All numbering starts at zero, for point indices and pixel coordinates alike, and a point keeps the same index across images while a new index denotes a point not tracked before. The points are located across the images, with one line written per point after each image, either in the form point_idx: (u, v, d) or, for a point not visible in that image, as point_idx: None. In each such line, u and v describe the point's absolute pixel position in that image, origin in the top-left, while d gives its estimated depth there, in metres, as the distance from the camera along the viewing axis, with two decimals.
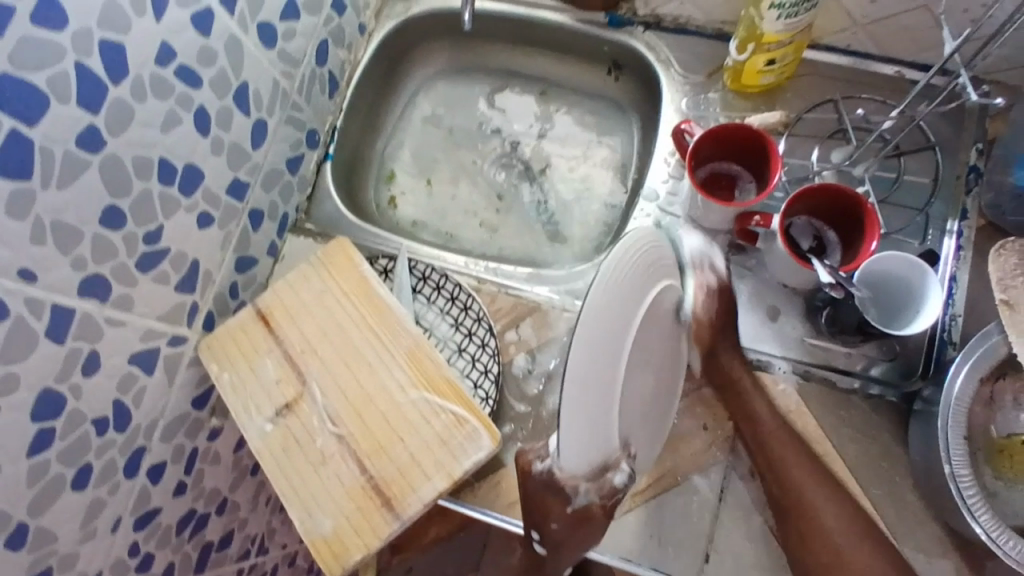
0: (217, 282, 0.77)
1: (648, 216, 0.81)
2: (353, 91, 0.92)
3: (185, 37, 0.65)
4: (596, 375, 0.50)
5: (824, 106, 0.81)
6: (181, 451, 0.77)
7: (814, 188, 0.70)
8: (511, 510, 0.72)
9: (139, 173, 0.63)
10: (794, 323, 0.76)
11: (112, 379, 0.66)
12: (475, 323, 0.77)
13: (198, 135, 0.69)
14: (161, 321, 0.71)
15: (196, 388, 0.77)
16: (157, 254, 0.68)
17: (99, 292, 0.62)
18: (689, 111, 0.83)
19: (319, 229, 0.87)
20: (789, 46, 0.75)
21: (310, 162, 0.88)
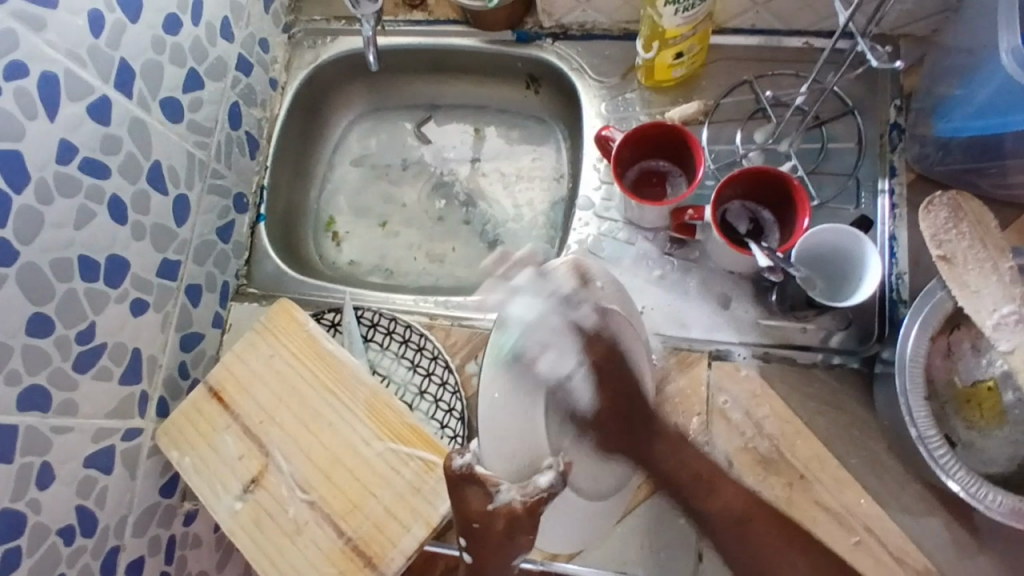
0: (164, 365, 0.75)
1: (586, 225, 0.80)
2: (275, 147, 0.91)
3: (85, 129, 0.63)
4: (513, 395, 0.59)
5: (740, 88, 0.82)
6: (158, 543, 0.75)
7: (739, 174, 0.71)
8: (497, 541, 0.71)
9: (60, 275, 0.62)
10: (747, 307, 0.76)
11: (70, 486, 0.64)
12: (432, 362, 0.76)
13: (116, 224, 0.67)
14: (111, 418, 0.69)
15: (162, 475, 0.75)
16: (95, 351, 0.66)
17: (40, 402, 0.61)
18: (610, 114, 0.83)
19: (262, 292, 0.86)
20: (692, 38, 0.76)
21: (243, 226, 0.86)
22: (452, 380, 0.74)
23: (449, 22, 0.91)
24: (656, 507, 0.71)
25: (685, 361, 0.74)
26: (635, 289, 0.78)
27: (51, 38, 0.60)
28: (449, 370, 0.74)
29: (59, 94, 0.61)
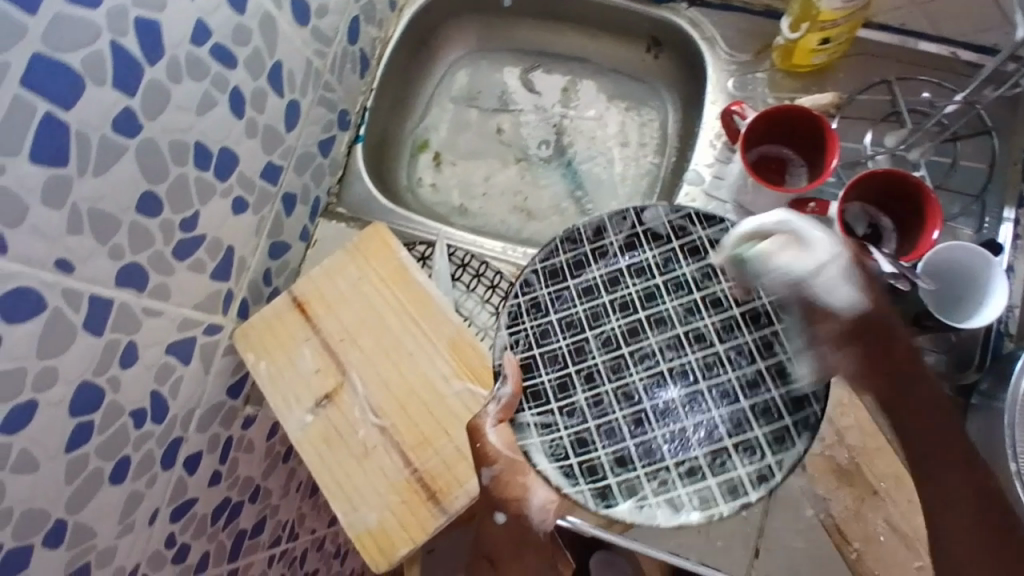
0: (252, 268, 0.74)
1: (693, 201, 0.78)
2: (383, 70, 0.89)
3: (223, 13, 0.61)
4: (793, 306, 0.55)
5: (876, 88, 0.78)
6: (217, 441, 0.76)
7: (876, 173, 0.68)
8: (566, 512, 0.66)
9: (175, 158, 0.60)
10: None
11: (150, 370, 0.64)
12: (609, 336, 0.64)
13: (233, 118, 0.65)
14: (197, 311, 0.68)
15: (232, 376, 0.75)
16: (194, 242, 0.65)
17: (136, 281, 0.60)
18: (735, 91, 0.80)
19: (350, 213, 0.85)
20: (845, 25, 0.72)
21: (342, 144, 0.85)
22: (634, 380, 0.63)
23: None
24: None
25: None
26: None
27: None
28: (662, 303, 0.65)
29: None
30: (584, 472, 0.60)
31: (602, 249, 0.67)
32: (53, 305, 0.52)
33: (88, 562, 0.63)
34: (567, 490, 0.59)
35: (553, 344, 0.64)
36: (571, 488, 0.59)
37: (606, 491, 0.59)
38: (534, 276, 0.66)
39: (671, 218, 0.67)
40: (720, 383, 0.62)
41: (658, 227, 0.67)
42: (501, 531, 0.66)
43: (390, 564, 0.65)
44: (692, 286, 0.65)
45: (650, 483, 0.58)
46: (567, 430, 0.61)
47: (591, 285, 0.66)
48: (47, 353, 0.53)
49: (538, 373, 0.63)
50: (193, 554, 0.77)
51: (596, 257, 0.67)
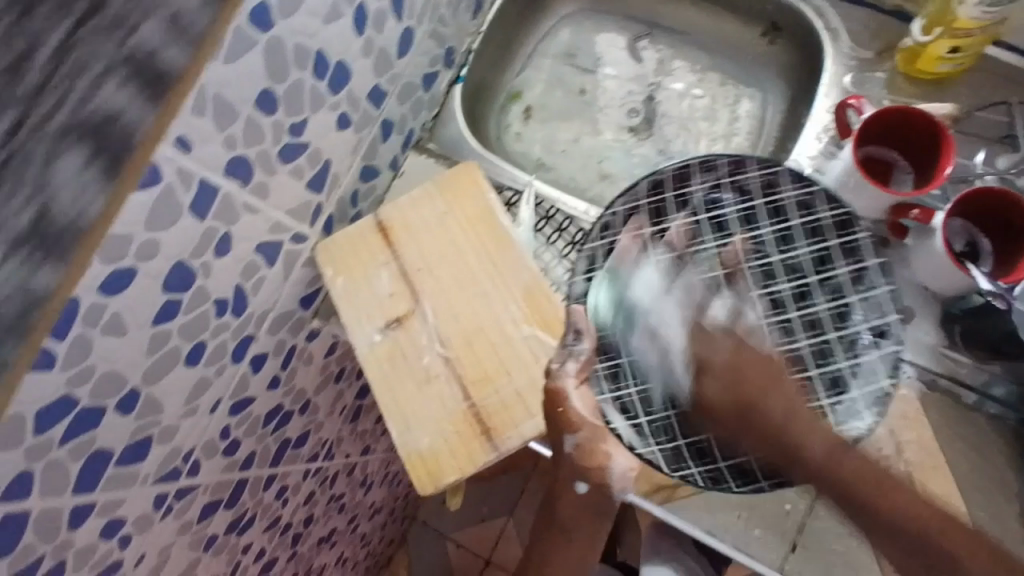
0: (342, 186, 0.75)
1: None
2: (494, 15, 0.89)
3: None
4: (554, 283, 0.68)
5: (996, 107, 0.76)
6: (282, 347, 0.78)
7: (990, 190, 0.66)
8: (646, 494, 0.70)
9: (297, 61, 0.61)
10: (927, 329, 0.72)
11: (238, 264, 0.66)
12: (785, 322, 0.68)
13: (353, 33, 0.66)
14: (289, 216, 0.70)
15: (306, 287, 0.77)
16: (298, 148, 0.66)
17: (241, 174, 0.61)
18: (851, 88, 0.78)
19: (440, 151, 0.86)
20: (979, 36, 0.71)
21: (443, 81, 0.85)
22: (762, 355, 0.68)
23: None
24: (766, 486, 0.70)
25: None
26: None
27: None
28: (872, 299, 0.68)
29: None
30: (648, 431, 0.65)
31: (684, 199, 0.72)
32: (168, 180, 0.54)
33: (153, 435, 0.66)
34: (640, 449, 0.65)
35: (611, 296, 0.70)
36: (641, 446, 0.65)
37: (677, 455, 0.64)
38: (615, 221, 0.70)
39: (796, 195, 0.71)
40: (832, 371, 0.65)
41: (782, 205, 0.71)
42: (580, 499, 0.74)
43: (436, 489, 0.67)
44: (810, 269, 0.70)
45: (691, 456, 0.64)
46: (637, 398, 0.65)
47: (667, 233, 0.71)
48: (154, 225, 0.55)
49: (605, 322, 0.68)
50: (242, 451, 0.80)
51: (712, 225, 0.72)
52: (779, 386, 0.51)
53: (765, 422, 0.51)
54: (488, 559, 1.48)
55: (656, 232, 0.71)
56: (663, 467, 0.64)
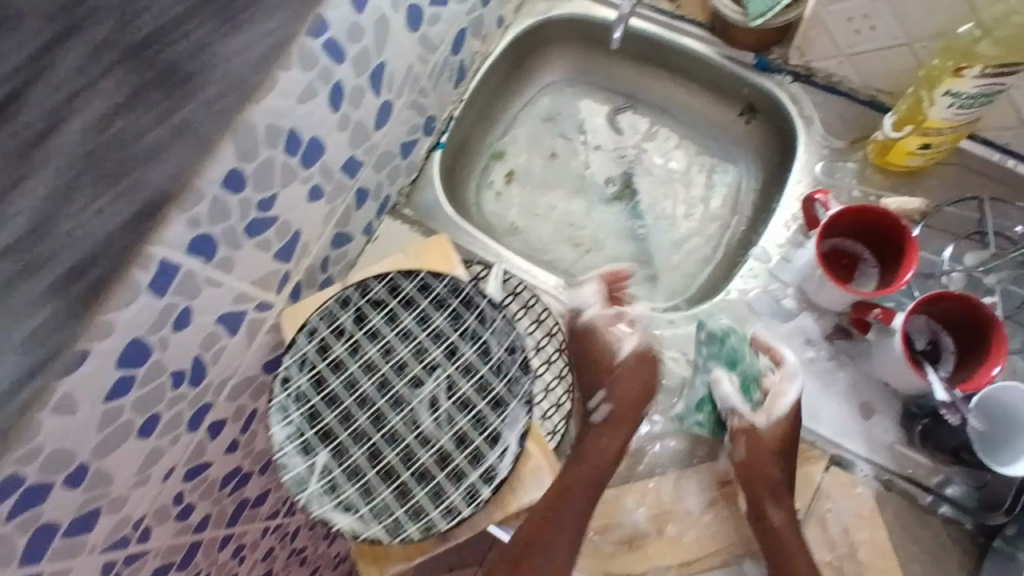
0: (312, 253, 0.75)
1: (755, 277, 0.77)
2: (477, 83, 0.89)
3: (342, 11, 0.61)
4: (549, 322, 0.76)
5: (966, 203, 0.76)
6: (243, 411, 0.78)
7: (950, 296, 0.66)
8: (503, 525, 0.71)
9: (268, 141, 0.61)
10: (887, 425, 0.72)
11: (199, 335, 0.65)
12: (467, 397, 0.67)
13: (329, 109, 0.66)
14: (253, 286, 0.69)
15: (271, 352, 0.76)
16: (266, 221, 0.66)
17: (206, 250, 0.61)
18: (822, 178, 0.78)
19: (416, 216, 0.86)
20: (948, 135, 0.70)
21: (422, 148, 0.86)
22: (430, 425, 0.67)
23: (692, 21, 0.85)
24: None
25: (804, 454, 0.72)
26: (777, 357, 0.75)
27: None
28: (520, 384, 0.67)
29: None
30: (409, 513, 0.64)
31: (438, 301, 0.70)
32: None
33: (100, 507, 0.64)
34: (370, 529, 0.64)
35: (362, 388, 0.69)
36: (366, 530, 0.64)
37: (417, 508, 0.64)
38: (399, 300, 0.71)
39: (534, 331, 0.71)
40: (468, 446, 0.66)
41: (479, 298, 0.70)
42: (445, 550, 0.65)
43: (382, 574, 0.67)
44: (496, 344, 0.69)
45: (428, 500, 0.64)
46: (342, 474, 0.66)
47: (405, 330, 0.70)
48: None
49: (389, 416, 0.68)
50: (197, 514, 0.78)
51: (435, 308, 0.71)
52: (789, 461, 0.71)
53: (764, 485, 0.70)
54: None
55: (472, 338, 0.69)
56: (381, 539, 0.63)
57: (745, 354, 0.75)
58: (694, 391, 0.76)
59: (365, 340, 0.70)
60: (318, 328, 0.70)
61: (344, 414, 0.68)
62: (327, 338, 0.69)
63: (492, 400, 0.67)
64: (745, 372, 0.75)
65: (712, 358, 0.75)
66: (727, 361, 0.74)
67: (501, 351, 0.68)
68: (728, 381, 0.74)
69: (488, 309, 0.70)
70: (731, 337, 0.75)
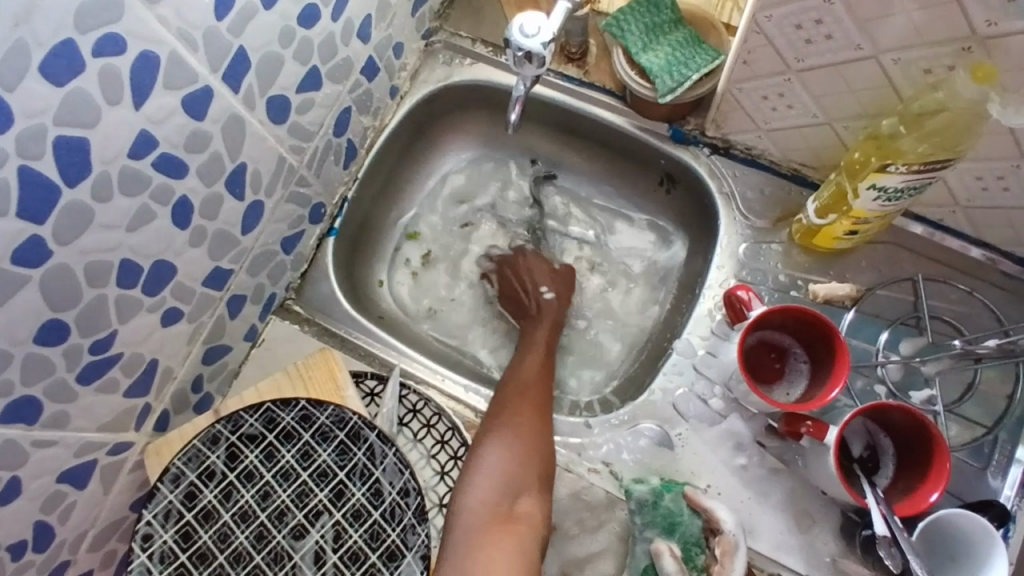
0: (178, 377, 0.66)
1: (680, 374, 0.71)
2: (371, 160, 0.81)
3: (172, 123, 0.53)
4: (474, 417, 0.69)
5: (900, 284, 0.70)
6: (112, 557, 0.68)
7: (893, 406, 0.60)
8: None
9: (92, 279, 0.52)
10: (827, 538, 0.65)
11: (35, 501, 0.56)
12: (357, 548, 0.58)
13: (175, 229, 0.57)
14: (103, 432, 0.59)
15: (138, 490, 0.67)
16: (107, 361, 0.56)
17: (28, 414, 0.51)
18: (745, 261, 0.72)
19: (307, 314, 0.77)
20: (877, 222, 0.64)
21: (310, 238, 0.77)
22: None
23: (603, 90, 0.79)
24: None
25: None
26: (706, 464, 0.68)
27: (164, 13, 0.49)
28: (416, 533, 0.57)
29: (154, 81, 0.50)
30: None
31: (321, 432, 0.62)
32: None
33: None
34: None
35: (235, 541, 0.59)
36: None
37: None
38: (276, 434, 0.62)
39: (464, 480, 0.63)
40: None
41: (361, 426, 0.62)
42: None
43: None
44: (387, 481, 0.60)
45: None
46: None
47: (285, 470, 0.61)
48: None
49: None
50: None
51: (317, 440, 0.62)
52: (528, 454, 0.62)
53: (499, 483, 0.59)
54: None
55: (360, 476, 0.61)
56: None
57: (672, 461, 0.68)
58: (636, 561, 0.63)
59: (236, 484, 0.61)
60: (183, 473, 0.61)
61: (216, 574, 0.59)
62: (194, 482, 0.61)
63: (385, 552, 0.57)
64: (684, 537, 0.63)
65: (649, 527, 0.63)
66: (663, 529, 0.62)
67: (393, 492, 0.59)
68: (670, 554, 0.61)
69: (378, 442, 0.61)
70: (665, 498, 0.64)
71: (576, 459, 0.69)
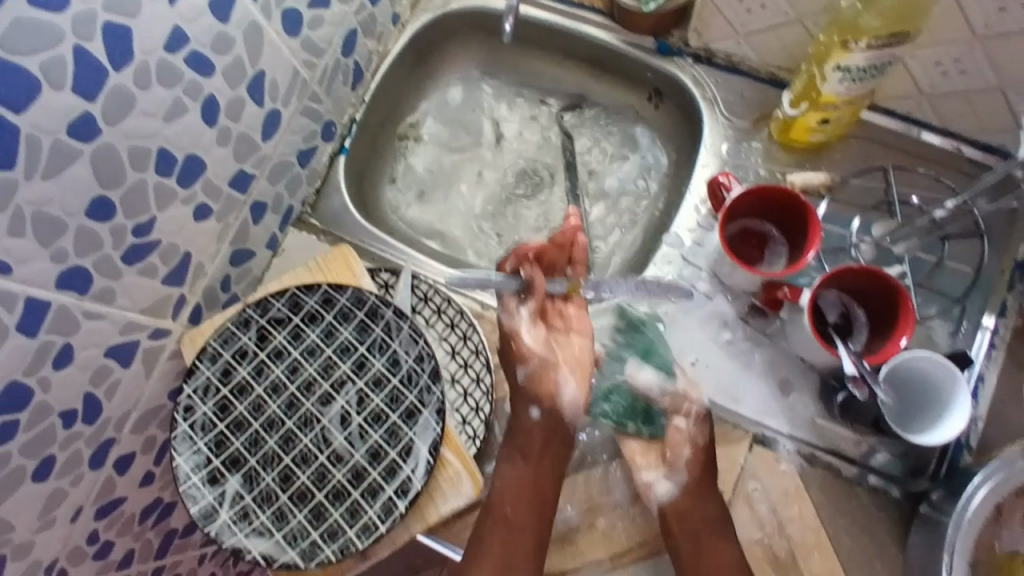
0: (209, 274, 0.72)
1: (669, 263, 0.77)
2: (377, 84, 0.86)
3: (200, 23, 0.59)
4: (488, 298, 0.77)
5: (872, 173, 0.76)
6: (152, 442, 0.74)
7: (857, 269, 0.66)
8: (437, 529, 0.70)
9: (134, 163, 0.57)
10: (806, 401, 0.72)
11: (85, 372, 0.61)
12: (378, 410, 0.65)
13: (203, 125, 0.63)
14: (143, 315, 0.66)
15: (175, 380, 0.73)
16: (146, 246, 0.62)
17: (79, 284, 0.57)
18: (728, 158, 0.78)
19: (323, 226, 0.83)
20: (845, 109, 0.70)
21: (323, 154, 0.83)
22: (341, 442, 0.65)
23: (594, 11, 0.84)
24: (649, 571, 0.69)
25: (726, 436, 0.71)
26: (694, 341, 0.74)
27: None
28: (431, 393, 0.64)
29: None
30: (325, 534, 0.62)
31: (341, 313, 0.68)
32: None
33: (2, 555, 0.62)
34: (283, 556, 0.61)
35: (268, 410, 0.66)
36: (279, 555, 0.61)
37: (333, 529, 0.62)
38: (301, 317, 0.68)
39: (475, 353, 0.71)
40: (383, 461, 0.63)
41: (377, 306, 0.68)
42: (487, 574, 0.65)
43: None
44: (403, 352, 0.66)
45: (344, 519, 0.62)
46: (252, 500, 0.63)
47: (310, 348, 0.68)
48: None
49: (300, 438, 0.65)
50: (116, 552, 0.78)
51: (338, 321, 0.68)
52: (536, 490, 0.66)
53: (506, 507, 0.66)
54: None
55: (378, 349, 0.67)
56: (296, 565, 0.60)
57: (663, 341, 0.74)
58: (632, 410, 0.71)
59: (267, 362, 0.68)
60: (219, 353, 0.67)
61: (253, 439, 0.65)
62: (229, 360, 0.67)
63: (404, 410, 0.64)
64: (658, 363, 0.71)
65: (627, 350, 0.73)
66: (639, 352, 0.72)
67: (409, 360, 0.66)
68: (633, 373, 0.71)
69: (394, 319, 0.68)
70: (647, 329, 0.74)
71: None
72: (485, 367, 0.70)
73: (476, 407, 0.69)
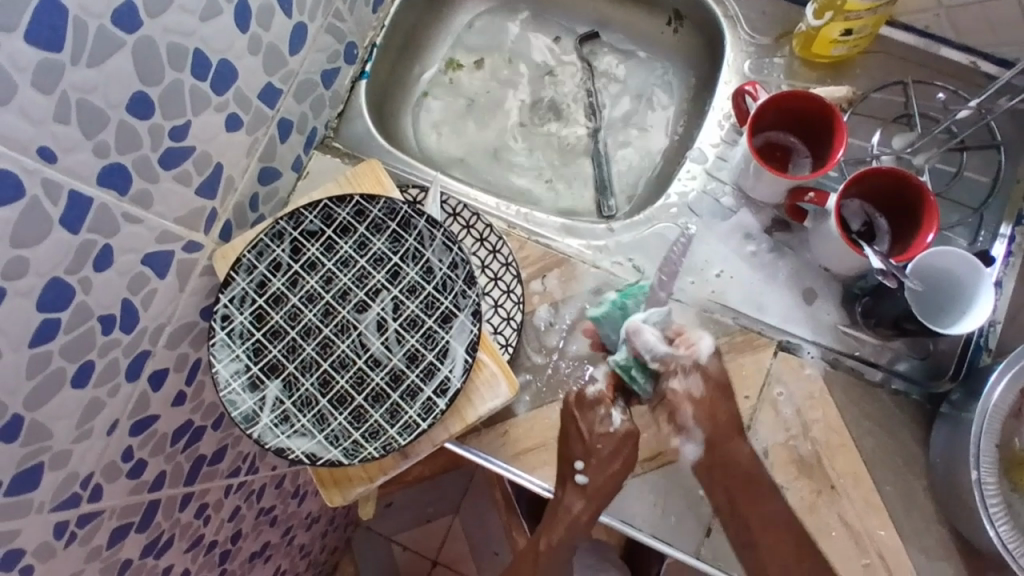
0: (238, 190, 0.72)
1: (693, 178, 0.78)
2: (397, 8, 0.86)
3: None
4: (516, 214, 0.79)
5: (892, 87, 0.77)
6: (185, 360, 0.74)
7: (881, 173, 0.67)
8: (468, 437, 0.71)
9: (172, 62, 0.58)
10: (830, 309, 0.73)
11: (124, 277, 0.62)
12: (414, 316, 0.67)
13: (236, 29, 0.63)
14: (178, 225, 0.66)
15: (206, 297, 0.73)
16: (181, 152, 0.63)
17: (120, 183, 0.57)
18: (750, 74, 0.79)
19: (347, 149, 0.83)
20: (870, 17, 0.70)
21: (346, 77, 0.83)
22: (379, 347, 0.66)
23: None
24: (680, 474, 0.70)
25: (752, 343, 0.73)
26: (719, 253, 0.75)
27: None
28: (467, 298, 0.66)
29: None
30: (367, 433, 0.63)
31: (375, 224, 0.69)
32: (31, 193, 0.50)
33: (43, 463, 0.61)
34: (327, 454, 0.63)
35: (305, 319, 0.67)
36: (323, 454, 0.63)
37: (374, 429, 0.64)
38: (334, 228, 0.69)
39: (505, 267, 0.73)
40: (422, 363, 0.65)
41: (410, 217, 0.69)
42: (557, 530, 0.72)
43: (344, 500, 0.66)
44: (438, 261, 0.68)
45: (384, 418, 0.64)
46: (293, 404, 0.64)
47: (344, 258, 0.68)
48: (21, 241, 0.50)
49: (337, 344, 0.66)
50: (149, 472, 0.75)
51: (371, 232, 0.69)
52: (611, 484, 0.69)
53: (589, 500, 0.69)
54: (434, 561, 1.40)
55: (413, 258, 0.68)
56: (340, 462, 0.62)
57: (689, 254, 0.76)
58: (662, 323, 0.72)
59: (302, 273, 0.68)
60: (255, 265, 0.67)
61: (290, 346, 0.66)
62: (264, 272, 0.67)
63: (440, 315, 0.66)
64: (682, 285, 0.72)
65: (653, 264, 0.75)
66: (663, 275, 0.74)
67: (443, 268, 0.68)
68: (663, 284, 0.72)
69: (426, 228, 0.69)
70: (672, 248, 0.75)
71: (602, 256, 0.76)
72: (516, 278, 0.72)
73: (507, 316, 0.71)
